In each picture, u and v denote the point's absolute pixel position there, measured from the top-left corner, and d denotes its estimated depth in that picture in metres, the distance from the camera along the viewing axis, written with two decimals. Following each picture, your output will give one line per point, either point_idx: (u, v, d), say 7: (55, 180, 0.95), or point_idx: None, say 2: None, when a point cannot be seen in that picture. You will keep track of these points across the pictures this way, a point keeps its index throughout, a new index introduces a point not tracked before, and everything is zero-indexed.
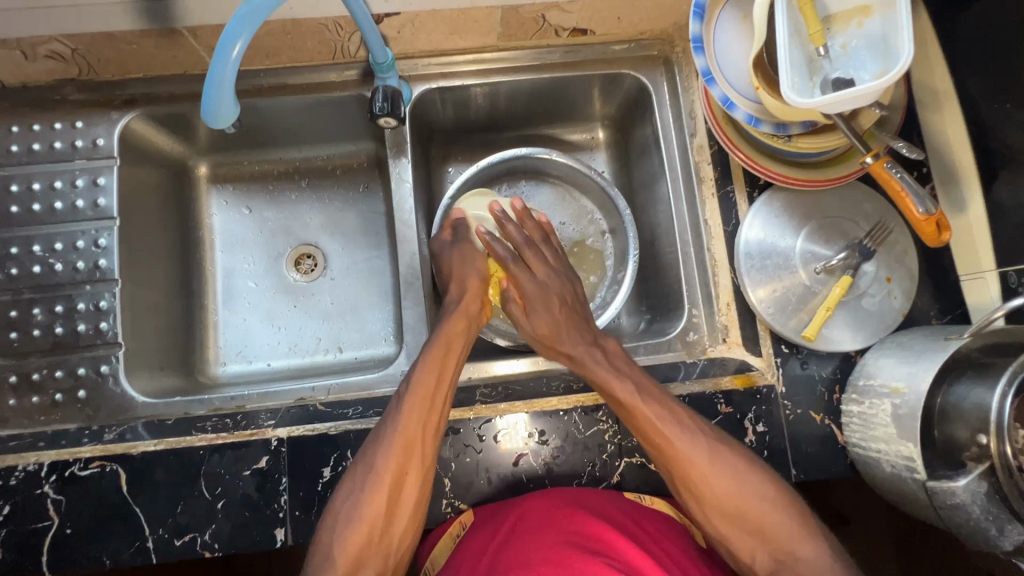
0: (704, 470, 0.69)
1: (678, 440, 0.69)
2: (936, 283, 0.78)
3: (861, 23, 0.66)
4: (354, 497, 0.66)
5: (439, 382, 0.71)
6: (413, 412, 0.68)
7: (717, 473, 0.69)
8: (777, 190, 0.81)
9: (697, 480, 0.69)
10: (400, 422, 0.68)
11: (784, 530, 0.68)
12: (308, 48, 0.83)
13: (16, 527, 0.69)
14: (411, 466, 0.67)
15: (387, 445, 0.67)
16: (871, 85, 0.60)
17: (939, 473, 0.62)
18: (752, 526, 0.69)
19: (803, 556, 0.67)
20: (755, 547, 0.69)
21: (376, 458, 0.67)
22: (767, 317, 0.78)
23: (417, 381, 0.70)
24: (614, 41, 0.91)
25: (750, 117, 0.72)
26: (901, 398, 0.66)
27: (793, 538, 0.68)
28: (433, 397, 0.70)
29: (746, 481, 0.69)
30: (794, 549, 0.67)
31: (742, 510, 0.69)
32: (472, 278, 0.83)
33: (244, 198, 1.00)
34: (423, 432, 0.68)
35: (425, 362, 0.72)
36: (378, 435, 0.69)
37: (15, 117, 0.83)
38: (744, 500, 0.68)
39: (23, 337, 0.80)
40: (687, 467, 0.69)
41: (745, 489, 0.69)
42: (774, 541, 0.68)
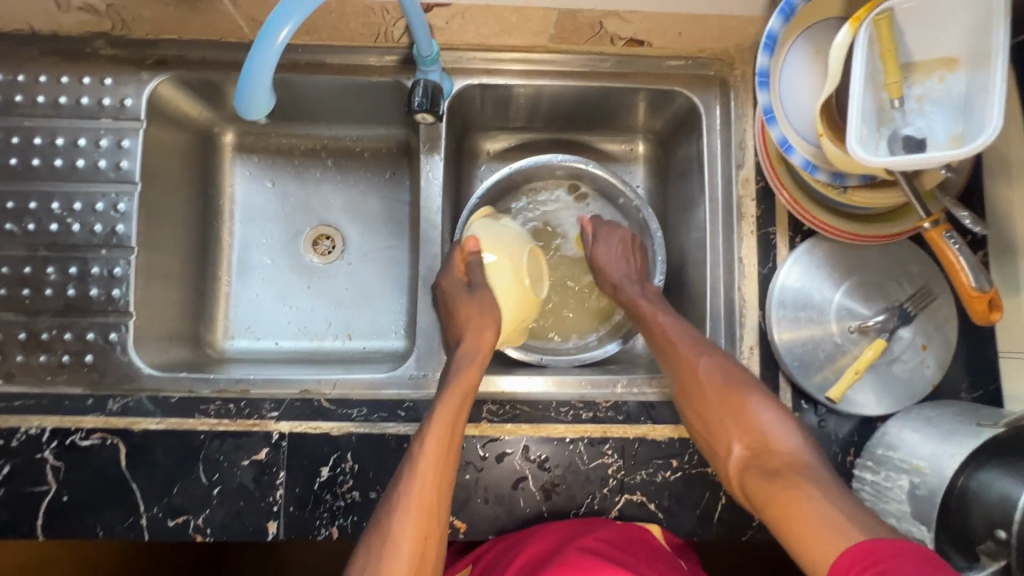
0: (712, 392, 0.69)
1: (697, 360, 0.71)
2: (972, 355, 0.75)
3: (943, 76, 0.62)
4: (368, 570, 0.61)
5: (453, 433, 0.67)
6: (425, 473, 0.64)
7: (728, 399, 0.69)
8: (821, 239, 0.77)
9: (702, 400, 0.69)
10: (416, 481, 0.64)
11: (795, 463, 0.62)
12: (351, 28, 0.79)
13: (15, 487, 0.70)
14: (431, 526, 0.63)
15: (402, 507, 0.63)
16: (951, 154, 0.56)
17: (952, 560, 0.60)
18: (766, 464, 0.63)
19: (801, 487, 0.58)
20: (767, 487, 0.61)
21: (392, 521, 0.62)
22: (791, 369, 0.75)
23: (431, 434, 0.66)
24: (671, 56, 0.86)
25: (806, 163, 0.67)
26: (921, 478, 0.64)
27: (806, 474, 0.60)
28: (447, 453, 0.66)
29: (761, 411, 0.67)
30: (805, 491, 0.58)
31: (745, 433, 0.67)
32: (482, 323, 0.74)
33: (268, 172, 0.97)
34: (437, 494, 0.64)
35: (439, 411, 0.67)
36: (389, 498, 0.64)
37: (44, 66, 0.81)
38: (753, 422, 0.67)
39: (35, 294, 0.79)
40: (692, 378, 0.71)
41: (758, 425, 0.67)
42: (781, 470, 0.62)
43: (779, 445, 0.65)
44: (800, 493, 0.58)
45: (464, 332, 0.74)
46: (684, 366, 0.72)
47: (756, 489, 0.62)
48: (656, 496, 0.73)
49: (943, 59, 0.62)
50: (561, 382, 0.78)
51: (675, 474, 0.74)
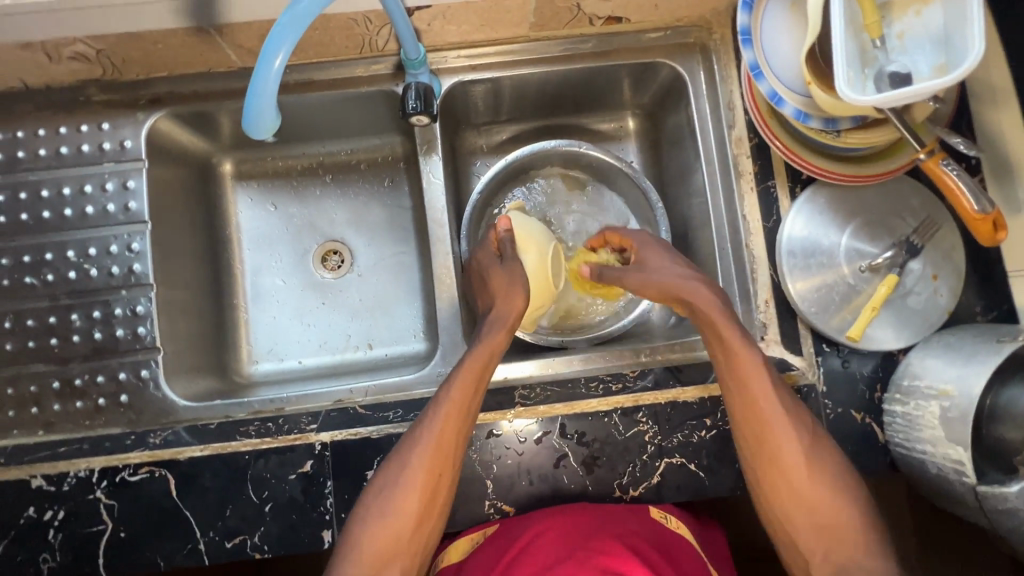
0: (791, 452, 0.65)
1: (774, 401, 0.66)
2: (982, 279, 0.77)
3: (920, 11, 0.63)
4: (383, 491, 0.66)
5: (479, 385, 0.69)
6: (448, 416, 0.67)
7: (812, 455, 0.65)
8: (821, 185, 0.79)
9: (778, 459, 0.66)
10: (439, 425, 0.67)
11: (849, 528, 0.64)
12: (336, 42, 0.81)
13: (72, 530, 0.71)
14: (445, 466, 0.67)
15: (421, 446, 0.67)
16: (934, 83, 0.57)
17: (991, 477, 0.62)
18: (820, 519, 0.65)
19: (862, 564, 0.63)
20: (824, 546, 0.64)
21: (409, 457, 0.67)
22: (809, 315, 0.77)
23: (457, 381, 0.69)
24: (649, 28, 0.87)
25: (798, 112, 0.69)
26: (950, 401, 0.65)
27: (857, 541, 0.64)
28: (469, 402, 0.68)
29: (833, 472, 0.65)
30: (861, 560, 0.63)
31: (814, 497, 0.65)
32: (512, 290, 0.75)
33: (271, 195, 0.99)
34: (455, 436, 0.68)
35: (466, 365, 0.70)
36: (411, 434, 0.68)
37: (41, 119, 0.82)
38: (822, 484, 0.65)
39: (63, 342, 0.80)
40: (768, 427, 0.66)
41: (834, 492, 0.64)
42: (840, 538, 0.64)
43: (847, 516, 0.64)
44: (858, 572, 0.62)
45: (495, 298, 0.75)
46: (760, 406, 0.66)
47: (801, 538, 0.65)
48: (695, 456, 0.75)
49: None
50: (588, 359, 0.80)
51: (710, 433, 0.75)
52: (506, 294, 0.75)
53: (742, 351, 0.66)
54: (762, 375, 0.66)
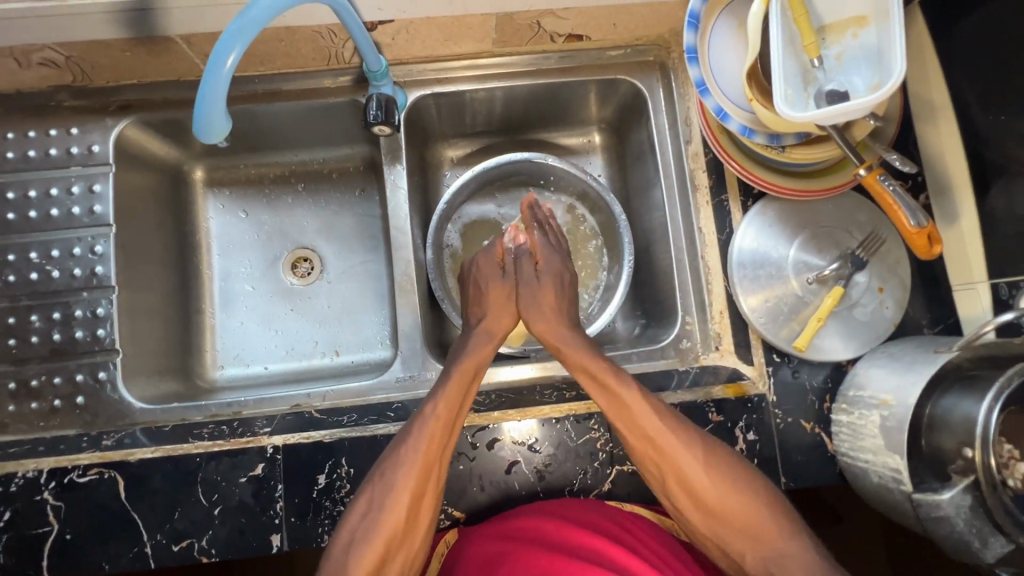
0: (691, 473, 0.70)
1: (674, 443, 0.70)
2: (928, 292, 0.79)
3: (856, 33, 0.66)
4: (370, 512, 0.66)
5: (464, 400, 0.72)
6: (434, 433, 0.69)
7: (712, 476, 0.70)
8: (771, 199, 0.81)
9: (691, 485, 0.70)
10: (424, 442, 0.68)
11: (774, 529, 0.68)
12: (302, 54, 0.83)
13: (18, 532, 0.71)
14: (429, 482, 0.68)
15: (408, 464, 0.67)
16: (864, 100, 0.60)
17: (926, 485, 0.63)
18: (738, 526, 0.69)
19: (790, 553, 0.67)
20: (745, 547, 0.69)
21: (396, 475, 0.67)
22: (760, 326, 0.78)
23: (443, 398, 0.71)
24: (610, 46, 0.90)
25: (744, 128, 0.71)
26: (890, 410, 0.67)
27: (777, 535, 0.68)
28: (455, 417, 0.71)
29: (743, 488, 0.69)
30: (781, 546, 0.68)
31: (726, 508, 0.69)
32: (502, 311, 0.83)
33: (241, 202, 1.00)
34: (440, 454, 0.69)
35: (451, 382, 0.73)
36: (396, 453, 0.69)
37: (11, 123, 0.84)
38: (734, 497, 0.69)
39: (21, 343, 0.81)
40: (674, 463, 0.70)
41: (734, 490, 0.69)
42: (760, 534, 0.69)
43: (765, 521, 0.68)
44: (790, 565, 0.66)
45: (484, 312, 0.83)
46: (665, 454, 0.70)
47: (727, 543, 0.71)
48: None
49: (854, 17, 0.66)
50: (547, 366, 0.84)
51: None
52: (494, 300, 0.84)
53: (620, 386, 0.71)
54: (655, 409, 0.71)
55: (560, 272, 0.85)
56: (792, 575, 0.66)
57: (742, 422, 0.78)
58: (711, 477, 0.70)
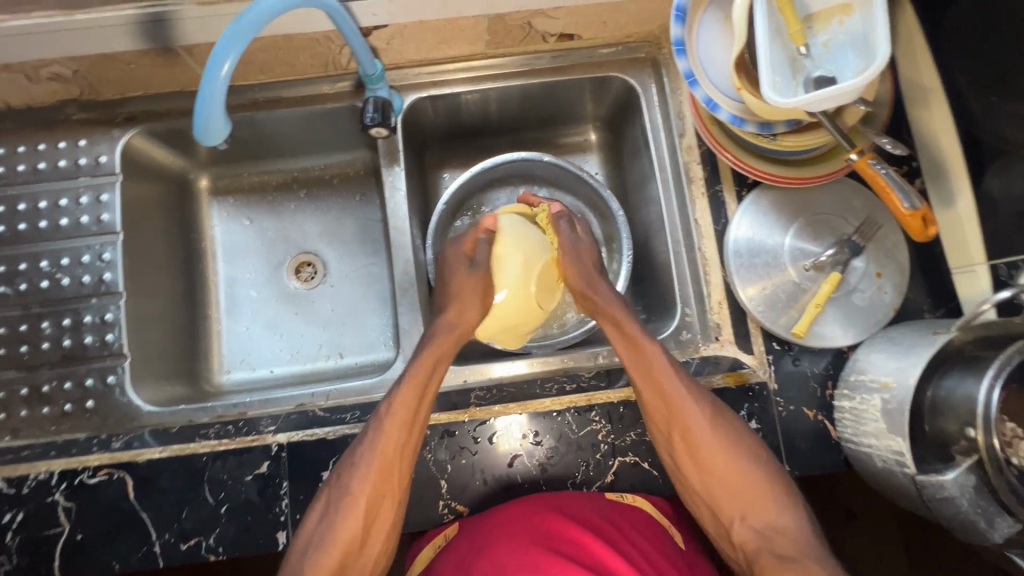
0: (702, 442, 0.73)
1: (682, 390, 0.74)
2: (928, 276, 0.78)
3: (843, 20, 0.67)
4: (328, 515, 0.68)
5: (422, 396, 0.73)
6: (390, 436, 0.69)
7: (715, 438, 0.73)
8: (766, 189, 0.81)
9: (693, 445, 0.73)
10: (380, 443, 0.69)
11: (765, 499, 0.72)
12: (300, 61, 0.85)
13: (30, 533, 0.72)
14: (391, 483, 0.69)
15: (365, 465, 0.69)
16: (851, 83, 0.60)
17: (929, 467, 0.63)
18: (738, 495, 0.73)
19: (784, 526, 0.71)
20: (738, 513, 0.73)
21: (354, 478, 0.69)
22: (758, 314, 0.78)
23: (399, 398, 0.72)
24: (602, 44, 0.92)
25: (734, 117, 0.72)
26: (890, 393, 0.66)
27: (773, 505, 0.72)
28: (415, 415, 0.71)
29: (743, 455, 0.72)
30: (775, 519, 0.72)
31: (722, 470, 0.73)
32: (468, 301, 0.82)
33: (245, 209, 1.02)
34: (399, 456, 0.69)
35: (408, 380, 0.73)
36: (354, 457, 0.70)
37: (22, 137, 0.86)
38: (730, 463, 0.72)
39: (33, 349, 0.83)
40: (684, 418, 0.73)
41: (735, 461, 0.72)
42: (755, 508, 0.72)
43: (757, 485, 0.72)
44: (782, 539, 0.70)
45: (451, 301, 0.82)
46: (678, 407, 0.73)
47: (722, 506, 0.74)
48: (648, 455, 0.76)
49: (839, 5, 0.67)
50: (543, 361, 0.85)
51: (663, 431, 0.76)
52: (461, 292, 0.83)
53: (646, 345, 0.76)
54: (667, 367, 0.74)
55: (591, 276, 0.84)
56: (781, 549, 0.69)
57: (743, 410, 0.77)
58: (713, 448, 0.73)
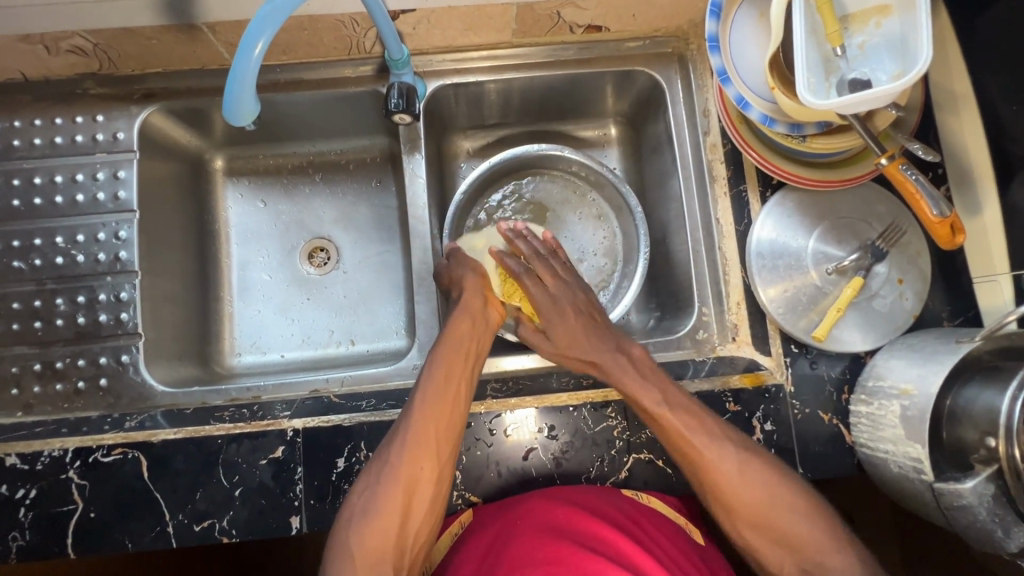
0: (732, 485, 0.68)
1: (706, 446, 0.69)
2: (949, 284, 0.78)
3: (879, 23, 0.66)
4: (368, 491, 0.66)
5: (454, 374, 0.72)
6: (427, 407, 0.69)
7: (752, 487, 0.68)
8: (790, 190, 0.81)
9: (729, 501, 0.68)
10: (416, 412, 0.69)
11: (814, 538, 0.66)
12: (324, 44, 0.84)
13: (42, 510, 0.72)
14: (428, 455, 0.68)
15: (402, 443, 0.68)
16: (887, 88, 0.59)
17: (947, 474, 0.62)
18: (777, 535, 0.67)
19: (835, 567, 0.65)
20: (783, 558, 0.68)
21: (391, 451, 0.68)
22: (778, 316, 0.78)
23: (432, 371, 0.72)
24: (629, 38, 0.90)
25: (764, 117, 0.72)
26: (910, 400, 0.66)
27: (825, 543, 0.66)
28: (445, 388, 0.71)
29: (782, 498, 0.67)
30: (826, 559, 0.65)
31: (765, 515, 0.67)
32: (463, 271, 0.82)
33: (259, 191, 1.01)
34: (436, 427, 0.69)
35: (442, 351, 0.74)
36: (394, 430, 0.70)
37: (39, 110, 0.85)
38: (770, 507, 0.67)
39: (46, 325, 0.82)
40: (705, 468, 0.69)
41: (776, 501, 0.67)
42: (805, 548, 0.66)
43: (798, 527, 0.67)
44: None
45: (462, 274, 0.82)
46: (712, 464, 0.69)
47: (764, 552, 0.69)
48: (663, 453, 0.76)
49: (877, 6, 0.66)
50: (546, 357, 0.84)
51: None
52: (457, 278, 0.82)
53: (663, 413, 0.70)
54: (676, 417, 0.70)
55: (572, 332, 0.78)
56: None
57: (759, 412, 0.77)
58: (757, 487, 0.68)
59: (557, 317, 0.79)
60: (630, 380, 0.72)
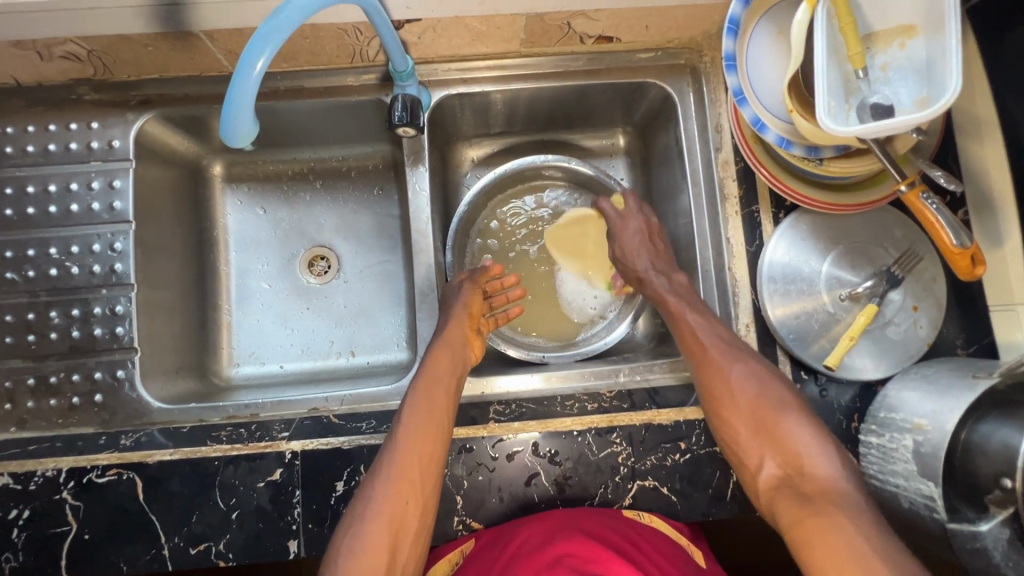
0: (731, 383, 0.71)
1: (711, 341, 0.73)
2: (964, 311, 0.76)
3: (903, 44, 0.63)
4: (354, 527, 0.64)
5: (434, 407, 0.71)
6: (409, 442, 0.68)
7: (747, 386, 0.70)
8: (804, 212, 0.79)
9: (731, 408, 0.70)
10: (398, 447, 0.68)
11: (796, 441, 0.66)
12: (326, 52, 0.81)
13: (36, 530, 0.71)
14: (412, 488, 0.66)
15: (383, 479, 0.66)
16: (913, 117, 0.57)
17: (960, 513, 0.62)
18: (764, 435, 0.68)
19: (813, 471, 0.64)
20: (765, 455, 0.67)
21: (373, 487, 0.66)
22: (787, 341, 0.76)
23: (411, 406, 0.71)
24: (641, 48, 0.87)
25: (781, 139, 0.69)
26: (924, 436, 0.65)
27: (805, 448, 0.66)
28: (426, 418, 0.70)
29: (774, 400, 0.69)
30: (805, 465, 0.65)
31: (756, 412, 0.69)
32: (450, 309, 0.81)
33: (259, 198, 0.99)
34: (418, 462, 0.67)
35: (419, 385, 0.73)
36: (376, 469, 0.68)
37: (32, 116, 0.82)
38: (761, 403, 0.69)
39: (40, 339, 0.80)
40: (716, 370, 0.72)
41: (766, 402, 0.69)
42: (787, 450, 0.66)
43: (797, 438, 0.66)
44: (811, 487, 0.63)
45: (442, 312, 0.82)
46: (711, 359, 0.72)
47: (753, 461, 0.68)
48: (668, 480, 0.74)
49: (901, 27, 0.63)
50: (552, 377, 0.82)
51: (684, 456, 0.75)
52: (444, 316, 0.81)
53: (684, 314, 0.77)
54: (693, 326, 0.75)
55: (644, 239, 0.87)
56: (812, 504, 0.61)
57: None
58: (751, 385, 0.70)
59: (627, 221, 0.88)
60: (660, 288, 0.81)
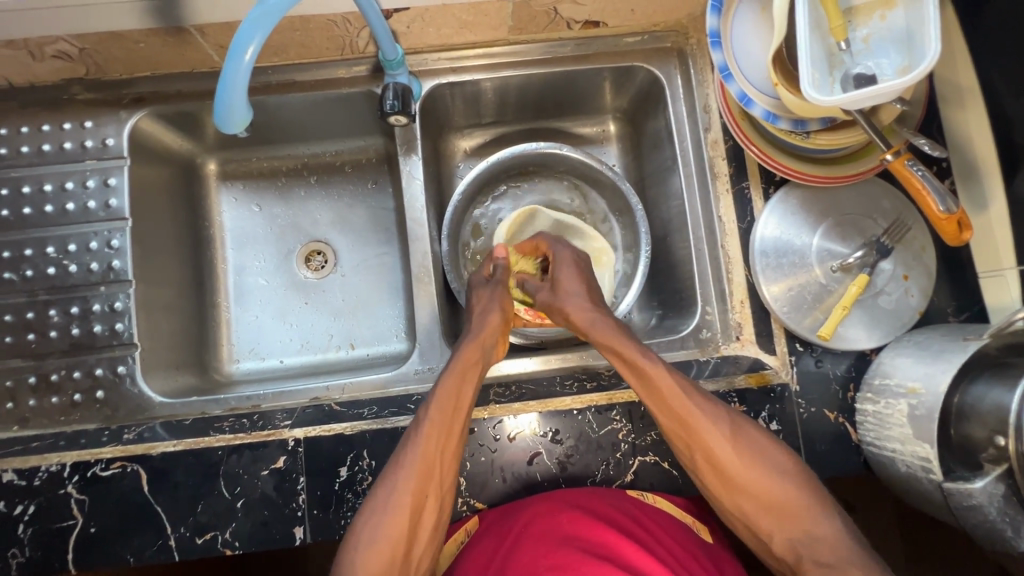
0: (715, 444, 0.68)
1: (694, 406, 0.68)
2: (953, 279, 0.77)
3: (884, 15, 0.64)
4: (373, 520, 0.64)
5: (457, 410, 0.69)
6: (430, 445, 0.66)
7: (737, 444, 0.68)
8: (794, 186, 0.80)
9: (723, 467, 0.68)
10: (418, 449, 0.66)
11: (796, 503, 0.66)
12: (316, 44, 0.82)
13: (41, 525, 0.71)
14: (427, 499, 0.66)
15: (402, 480, 0.65)
16: (894, 83, 0.57)
17: (957, 473, 0.63)
18: (763, 503, 0.67)
19: (820, 534, 0.65)
20: (773, 525, 0.67)
21: (393, 484, 0.65)
22: (781, 315, 0.77)
23: (434, 408, 0.69)
24: (627, 33, 0.88)
25: (767, 113, 0.71)
26: (918, 399, 0.66)
27: (807, 515, 0.66)
28: (450, 428, 0.68)
29: (766, 459, 0.68)
30: (810, 526, 0.66)
31: (747, 481, 0.67)
32: (490, 308, 0.78)
33: (255, 195, 1.00)
34: (440, 464, 0.67)
35: (444, 388, 0.70)
36: (395, 462, 0.67)
37: (26, 117, 0.83)
38: (753, 467, 0.67)
39: (40, 338, 0.81)
40: (704, 433, 0.67)
41: (758, 464, 0.67)
42: (787, 515, 0.66)
43: (799, 498, 0.66)
44: (821, 548, 0.64)
45: (472, 314, 0.79)
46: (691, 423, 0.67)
47: (753, 516, 0.68)
48: (669, 455, 0.76)
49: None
50: (548, 359, 0.83)
51: None
52: (482, 315, 0.77)
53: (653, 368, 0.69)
54: (676, 383, 0.68)
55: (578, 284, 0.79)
56: (819, 554, 0.64)
57: (765, 412, 0.76)
58: (739, 446, 0.68)
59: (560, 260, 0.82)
60: (604, 333, 0.73)
